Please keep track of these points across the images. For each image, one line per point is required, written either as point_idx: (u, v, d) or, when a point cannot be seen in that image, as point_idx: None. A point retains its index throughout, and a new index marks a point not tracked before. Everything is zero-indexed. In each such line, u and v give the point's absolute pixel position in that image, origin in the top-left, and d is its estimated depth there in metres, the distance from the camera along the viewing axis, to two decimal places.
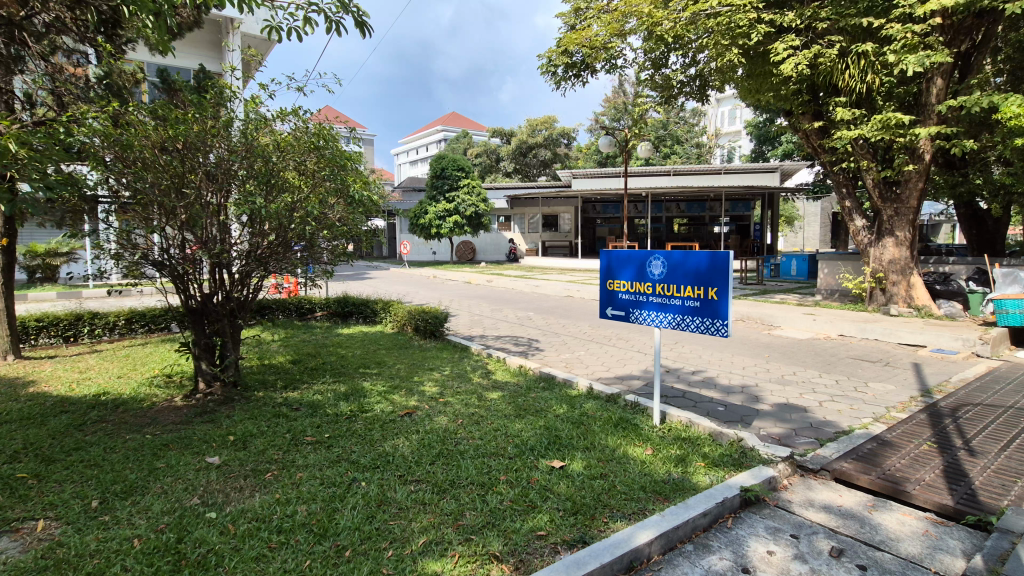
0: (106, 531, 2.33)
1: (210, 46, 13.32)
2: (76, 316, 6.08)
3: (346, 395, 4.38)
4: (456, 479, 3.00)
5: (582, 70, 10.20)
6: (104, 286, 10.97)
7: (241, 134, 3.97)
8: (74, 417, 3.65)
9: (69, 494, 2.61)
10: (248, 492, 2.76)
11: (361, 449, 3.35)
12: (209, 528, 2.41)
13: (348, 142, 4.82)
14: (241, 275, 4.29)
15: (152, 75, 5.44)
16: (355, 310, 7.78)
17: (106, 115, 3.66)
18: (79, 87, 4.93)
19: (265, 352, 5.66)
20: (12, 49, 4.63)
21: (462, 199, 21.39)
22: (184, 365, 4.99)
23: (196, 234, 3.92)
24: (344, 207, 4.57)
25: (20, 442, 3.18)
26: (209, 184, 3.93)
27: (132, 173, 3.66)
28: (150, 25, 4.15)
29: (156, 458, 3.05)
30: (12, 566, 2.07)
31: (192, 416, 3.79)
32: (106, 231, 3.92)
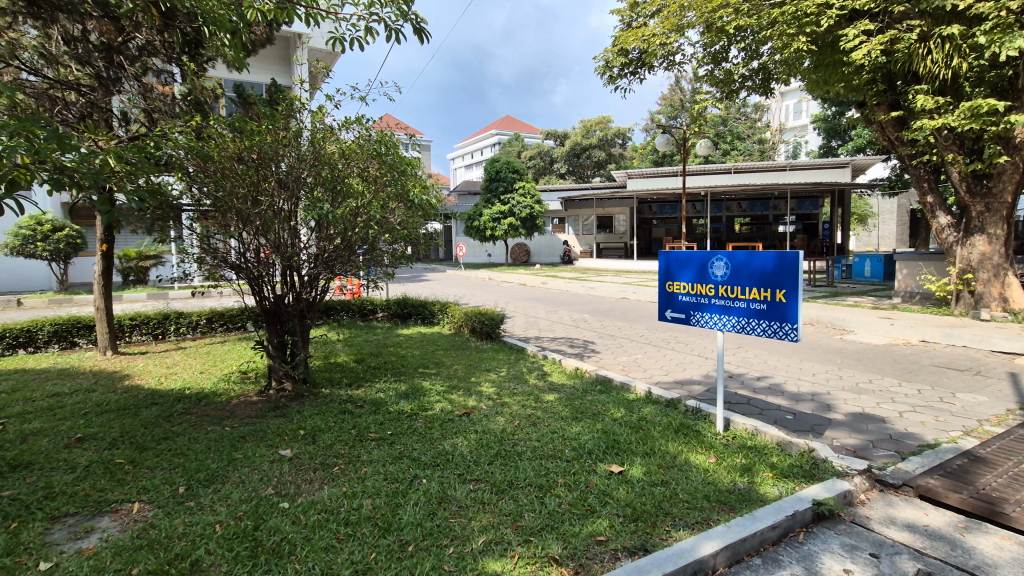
0: (191, 516, 2.50)
1: (280, 61, 14.12)
2: (164, 315, 6.58)
3: (407, 394, 4.50)
4: (515, 480, 3.01)
5: (639, 67, 10.02)
6: (187, 288, 11.84)
7: (310, 142, 4.19)
8: (163, 409, 3.96)
9: (160, 480, 2.82)
10: (317, 485, 2.88)
11: (422, 446, 3.43)
12: (282, 518, 2.53)
13: (408, 147, 4.97)
14: (310, 277, 4.50)
15: (231, 91, 5.85)
16: (414, 311, 7.98)
17: (190, 129, 3.94)
18: (168, 104, 5.34)
19: (330, 351, 5.91)
20: (112, 72, 5.09)
21: (517, 201, 21.49)
22: (258, 362, 5.29)
23: (269, 239, 4.14)
24: (404, 212, 4.68)
25: (117, 431, 3.47)
26: (282, 192, 4.15)
27: (213, 183, 3.92)
28: (228, 44, 4.45)
29: (235, 450, 3.24)
30: (113, 544, 2.26)
31: (265, 411, 4.01)
32: (191, 237, 4.23)
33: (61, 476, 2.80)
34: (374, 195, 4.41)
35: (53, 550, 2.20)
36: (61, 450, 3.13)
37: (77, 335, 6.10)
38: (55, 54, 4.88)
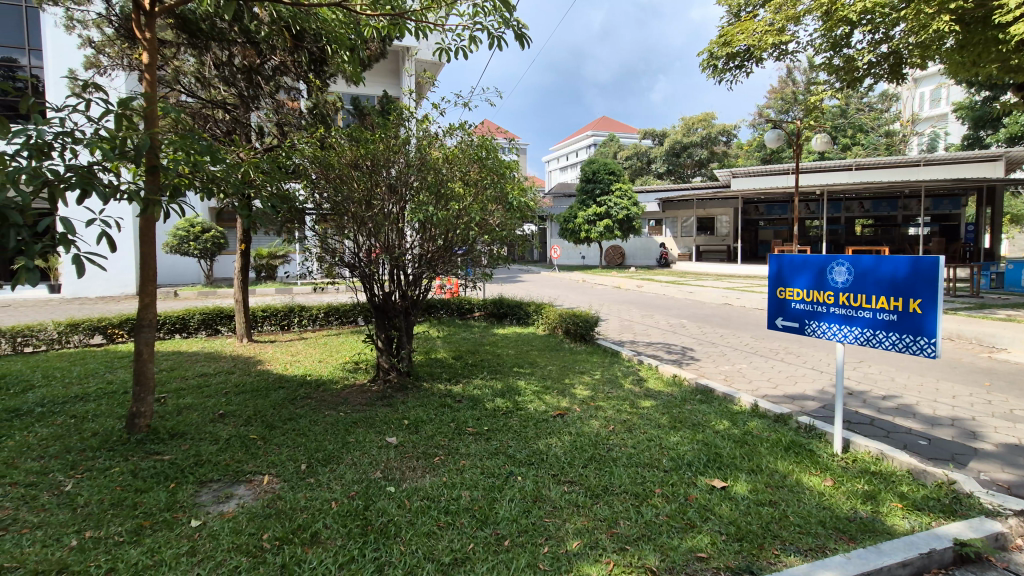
0: (311, 491, 2.74)
1: (390, 74, 15.11)
2: (289, 308, 7.28)
3: (502, 392, 4.60)
4: (609, 485, 2.96)
5: (747, 60, 9.39)
6: (308, 284, 13.02)
7: (417, 149, 4.43)
8: (288, 392, 4.39)
9: (286, 457, 3.12)
10: (420, 473, 3.04)
11: (517, 444, 3.49)
12: (389, 501, 2.70)
13: (507, 151, 5.09)
14: (414, 276, 4.75)
15: (349, 104, 6.34)
16: (510, 311, 8.14)
17: (314, 140, 4.32)
18: (296, 118, 5.90)
19: (431, 347, 6.21)
20: (251, 91, 5.75)
21: (612, 203, 21.10)
22: (367, 354, 5.69)
23: (380, 240, 4.44)
24: (503, 214, 4.78)
25: (252, 410, 3.90)
26: (391, 196, 4.42)
27: (333, 188, 4.27)
28: (347, 60, 4.84)
29: (348, 434, 3.52)
30: (247, 510, 2.53)
31: (374, 400, 4.30)
32: (313, 237, 4.65)
33: (207, 446, 3.20)
34: (475, 198, 4.55)
35: (202, 510, 2.52)
36: (208, 424, 3.58)
37: (220, 324, 6.94)
38: (208, 77, 5.59)
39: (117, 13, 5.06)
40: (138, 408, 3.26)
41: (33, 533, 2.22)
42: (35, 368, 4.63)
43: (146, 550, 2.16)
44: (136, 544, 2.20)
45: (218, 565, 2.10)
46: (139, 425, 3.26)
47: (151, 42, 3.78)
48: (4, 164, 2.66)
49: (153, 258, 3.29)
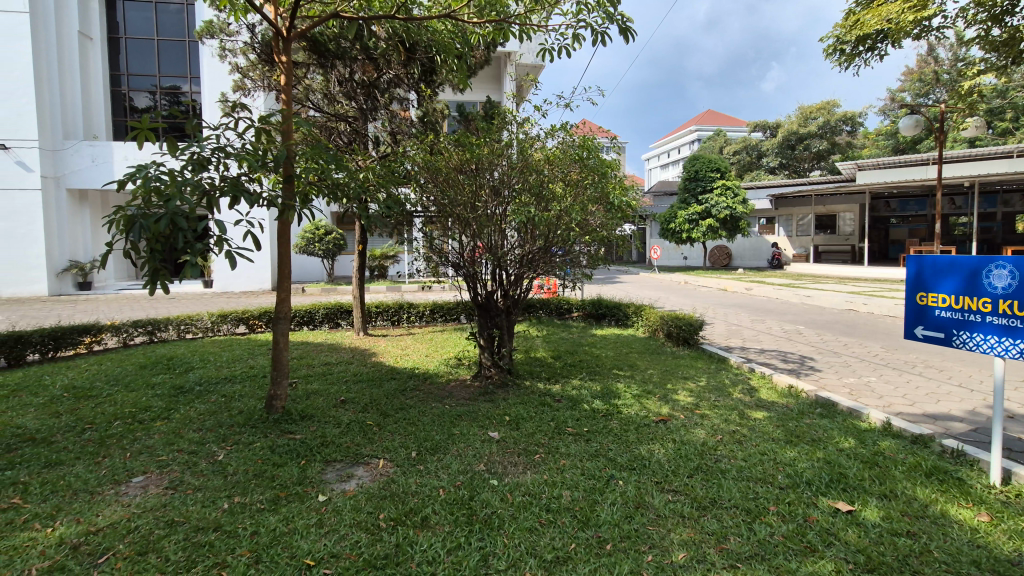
0: (421, 478, 2.91)
1: (492, 80, 15.55)
2: (400, 304, 7.75)
3: (601, 394, 4.54)
4: (718, 498, 2.81)
5: (879, 42, 8.44)
6: (415, 282, 13.77)
7: (519, 151, 4.51)
8: (399, 383, 4.69)
9: (398, 444, 3.33)
10: (522, 469, 3.10)
11: (617, 447, 3.43)
12: (493, 493, 2.78)
13: (607, 150, 5.04)
14: (515, 276, 4.84)
15: (455, 110, 6.62)
16: (608, 312, 8.03)
17: (423, 146, 4.55)
18: (408, 125, 6.28)
19: (530, 346, 6.31)
20: (370, 104, 6.23)
21: (715, 201, 19.89)
22: (470, 350, 5.91)
23: (483, 240, 4.58)
24: (603, 214, 4.74)
25: (369, 398, 4.22)
26: (493, 198, 4.54)
27: (440, 191, 4.47)
28: (455, 68, 5.05)
29: (454, 426, 3.68)
30: (365, 490, 2.74)
31: (476, 395, 4.45)
32: (422, 238, 4.92)
33: (331, 429, 3.50)
34: (575, 198, 4.53)
35: (327, 487, 2.76)
36: (332, 408, 3.93)
37: (340, 318, 7.58)
38: (332, 93, 6.13)
39: (259, 41, 5.70)
40: (275, 391, 3.65)
41: (195, 494, 2.58)
42: (195, 352, 5.37)
43: (282, 519, 2.41)
44: (274, 512, 2.47)
45: (342, 538, 2.30)
46: (276, 406, 3.65)
47: (286, 64, 4.22)
48: (174, 177, 3.11)
49: (288, 257, 3.67)
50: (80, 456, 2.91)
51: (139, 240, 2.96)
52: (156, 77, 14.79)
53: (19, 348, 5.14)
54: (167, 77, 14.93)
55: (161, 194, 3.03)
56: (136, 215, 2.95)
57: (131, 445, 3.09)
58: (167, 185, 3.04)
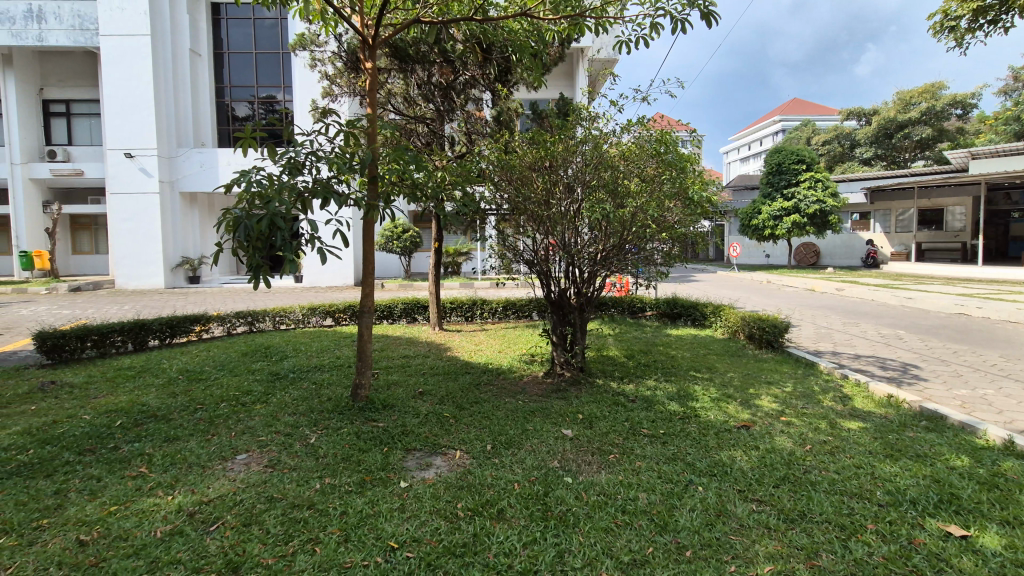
0: (497, 471, 2.96)
1: (564, 76, 15.47)
2: (473, 300, 7.92)
3: (677, 395, 4.41)
4: (808, 511, 2.64)
5: (1001, 14, 7.49)
6: (487, 279, 13.99)
7: (594, 149, 4.44)
8: (473, 377, 4.81)
9: (474, 436, 3.41)
10: (596, 468, 3.07)
11: (696, 452, 3.31)
12: (568, 491, 2.77)
13: (686, 144, 4.86)
14: (589, 274, 4.79)
15: (528, 108, 6.65)
16: (684, 311, 7.75)
17: (498, 145, 4.60)
18: (483, 125, 6.37)
19: (603, 344, 6.22)
20: (447, 105, 6.38)
21: (802, 195, 18.62)
22: (543, 347, 5.93)
23: (556, 237, 4.58)
24: (681, 210, 4.59)
25: (445, 391, 4.36)
26: (567, 195, 4.51)
27: (514, 189, 4.50)
28: (529, 66, 5.06)
29: (527, 421, 3.71)
30: (444, 479, 2.83)
31: (549, 392, 4.46)
32: (496, 236, 4.99)
33: (411, 418, 3.64)
34: (651, 194, 4.41)
35: (408, 474, 2.88)
36: (411, 399, 4.08)
37: (417, 313, 7.85)
38: (412, 97, 6.35)
39: (346, 49, 6.02)
40: (360, 379, 3.85)
41: (291, 473, 2.78)
42: (288, 342, 5.78)
43: (367, 501, 2.55)
44: (361, 494, 2.61)
45: (423, 524, 2.39)
46: (360, 395, 3.85)
47: (371, 71, 4.42)
48: (273, 180, 3.35)
49: (372, 254, 3.85)
50: (194, 432, 3.22)
51: (244, 239, 3.22)
52: (254, 87, 15.89)
53: (142, 334, 5.76)
54: (263, 87, 15.96)
55: (262, 196, 3.27)
56: (240, 217, 3.21)
57: (236, 425, 3.38)
58: (266, 188, 3.28)
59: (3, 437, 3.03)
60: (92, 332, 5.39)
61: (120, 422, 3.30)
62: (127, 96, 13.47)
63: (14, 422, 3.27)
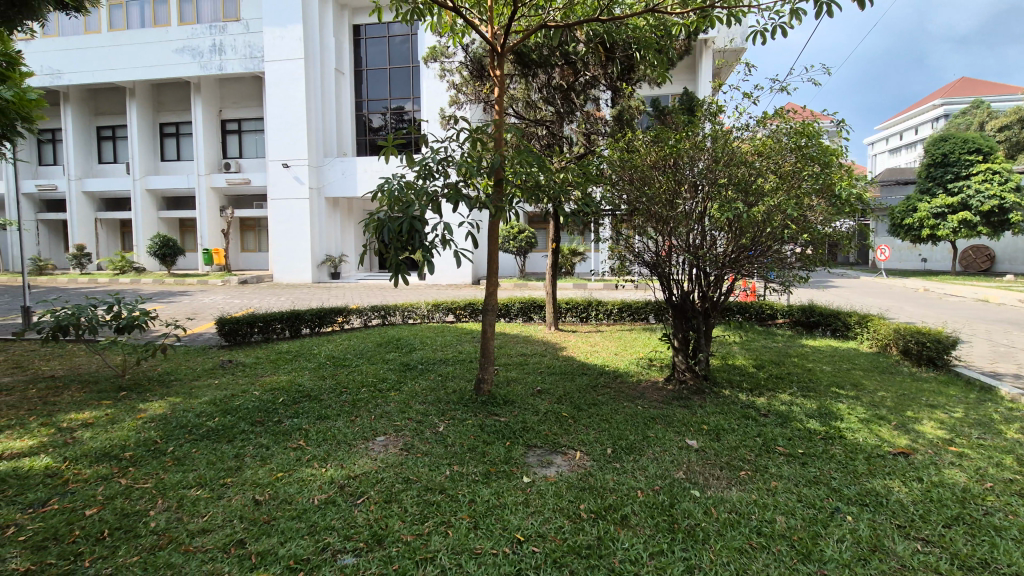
0: (618, 476, 2.90)
1: (687, 70, 14.82)
2: (589, 301, 7.86)
3: (817, 413, 4.00)
4: (991, 559, 2.25)
5: None
6: (601, 281, 13.81)
7: (724, 144, 4.18)
8: (590, 378, 4.78)
9: (593, 438, 3.39)
10: (725, 483, 2.89)
11: (842, 477, 2.98)
12: (695, 505, 2.64)
13: (829, 136, 4.43)
14: (716, 277, 4.49)
15: (651, 106, 6.49)
16: (823, 320, 7.02)
17: (620, 144, 4.51)
18: (603, 124, 6.31)
19: (728, 352, 5.85)
20: (568, 107, 6.42)
21: (974, 190, 15.97)
22: (662, 352, 5.72)
23: (680, 239, 4.37)
24: (826, 208, 4.18)
25: (563, 390, 4.38)
26: (692, 194, 4.28)
27: (636, 188, 4.37)
28: (655, 63, 4.91)
29: (648, 428, 3.61)
30: (566, 478, 2.85)
31: (670, 399, 4.30)
32: (613, 237, 4.90)
33: (531, 415, 3.72)
34: (788, 192, 4.06)
35: (531, 469, 2.94)
36: (531, 396, 4.17)
37: (533, 312, 7.96)
38: (533, 101, 6.46)
39: (473, 58, 6.30)
40: (484, 374, 4.01)
41: (424, 457, 2.98)
42: (416, 335, 6.19)
43: (494, 492, 2.64)
44: (487, 484, 2.71)
45: (547, 520, 2.42)
46: (483, 389, 4.00)
47: (500, 78, 4.55)
48: (412, 186, 3.60)
49: (496, 255, 3.97)
50: (341, 413, 3.57)
51: (386, 240, 3.47)
52: (388, 99, 17.10)
53: (297, 322, 6.50)
54: (396, 99, 17.08)
55: (403, 201, 3.52)
56: (384, 220, 3.48)
57: (375, 409, 3.69)
58: (406, 193, 3.53)
59: (196, 404, 3.61)
60: (258, 319, 6.19)
61: (282, 399, 3.76)
62: (283, 114, 15.34)
63: (203, 393, 3.88)
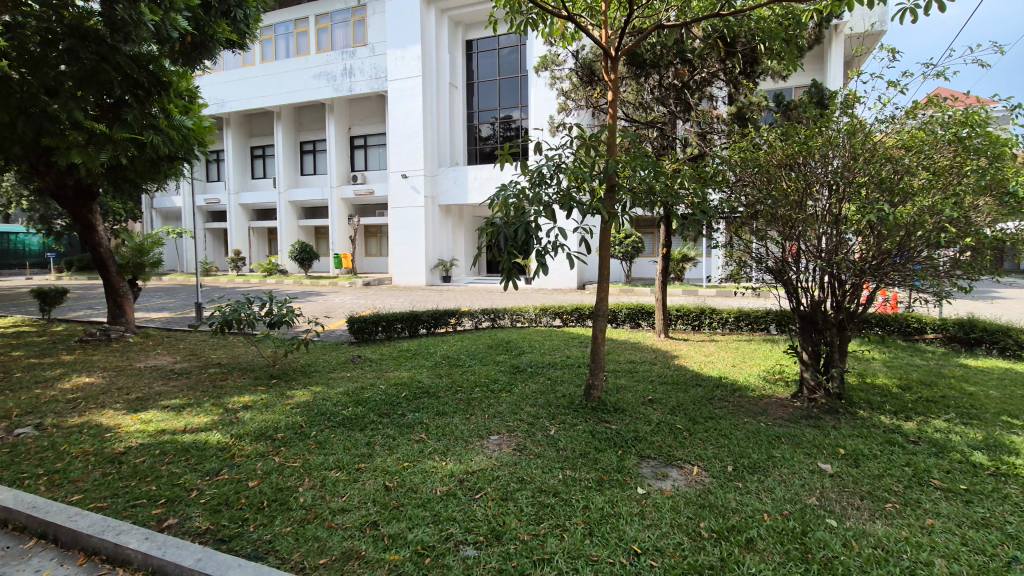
0: (741, 496, 2.73)
1: (815, 59, 13.62)
2: (701, 309, 7.49)
3: (985, 444, 3.45)
4: None
5: None
6: (715, 288, 13.06)
7: (864, 139, 3.78)
8: (706, 390, 4.54)
9: (711, 454, 3.22)
10: (867, 515, 2.60)
11: (1020, 522, 2.54)
12: (832, 535, 2.40)
13: (998, 123, 3.83)
14: (854, 286, 4.04)
15: (774, 102, 6.06)
16: (988, 337, 6.05)
17: (741, 143, 4.24)
18: (721, 122, 5.98)
19: (866, 369, 5.25)
20: (682, 107, 6.19)
21: None
22: (787, 366, 5.28)
23: (810, 243, 4.00)
24: (995, 207, 3.60)
25: (676, 400, 4.22)
26: (827, 195, 3.90)
27: (759, 189, 4.07)
28: (782, 55, 4.57)
29: (773, 447, 3.35)
30: (683, 494, 2.73)
31: (798, 417, 3.96)
32: (731, 241, 4.61)
33: (643, 425, 3.62)
34: (945, 190, 3.57)
35: (646, 481, 2.87)
36: (642, 405, 4.06)
37: (641, 318, 7.75)
38: (645, 102, 6.32)
39: (582, 64, 6.32)
40: (594, 380, 3.98)
41: (537, 459, 3.02)
42: (525, 339, 6.30)
43: (607, 500, 2.61)
44: (601, 492, 2.69)
45: (665, 535, 2.34)
46: (594, 395, 3.98)
47: (613, 82, 4.48)
48: (526, 193, 3.66)
49: (608, 261, 3.93)
50: (457, 410, 3.75)
51: (501, 245, 3.56)
52: (496, 109, 17.26)
53: (414, 322, 6.93)
54: (505, 108, 17.21)
55: (518, 207, 3.61)
56: (499, 227, 3.58)
57: (488, 409, 3.83)
58: (519, 200, 3.61)
59: (333, 394, 4.00)
60: (382, 319, 6.70)
61: (405, 394, 4.03)
62: (402, 128, 16.49)
63: (338, 384, 4.28)
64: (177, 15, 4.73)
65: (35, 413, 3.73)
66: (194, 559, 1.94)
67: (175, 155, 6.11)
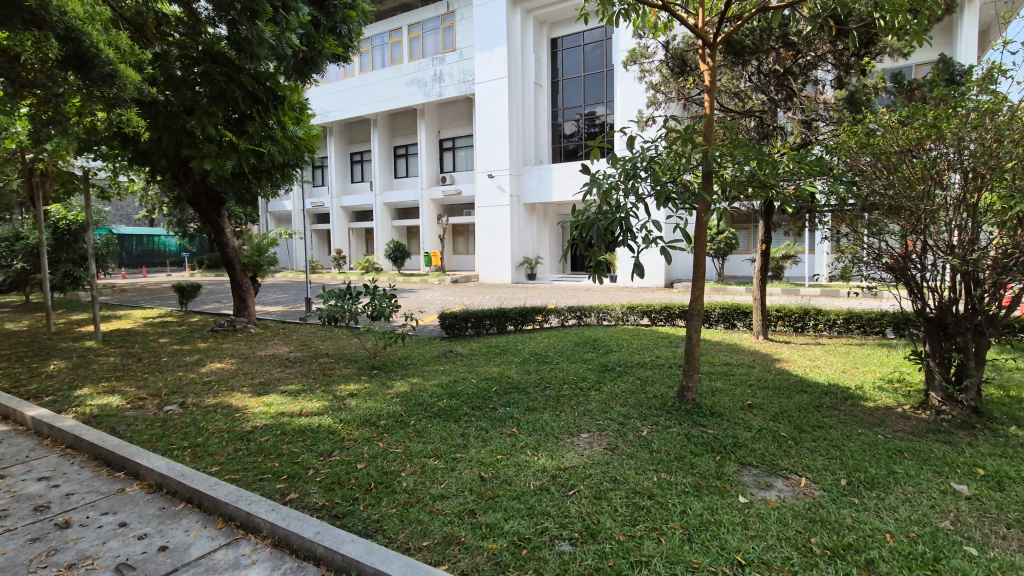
0: (858, 513, 2.51)
1: (942, 31, 12.20)
2: (805, 310, 6.96)
3: None
4: None
5: None
6: (820, 287, 12.05)
7: (1012, 118, 3.31)
8: (812, 397, 4.22)
9: (821, 465, 2.99)
10: (1016, 546, 2.28)
11: None
12: (971, 564, 2.14)
13: None
14: (994, 286, 3.57)
15: (893, 82, 5.48)
16: None
17: (855, 129, 3.86)
18: (830, 107, 5.51)
19: (1009, 380, 4.62)
20: (785, 93, 5.78)
21: None
22: (908, 373, 4.78)
23: (938, 238, 3.57)
24: None
25: (778, 406, 3.96)
26: (961, 183, 3.47)
27: (874, 178, 3.69)
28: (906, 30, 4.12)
29: (894, 462, 3.05)
30: (790, 506, 2.56)
31: (923, 431, 3.57)
32: (841, 236, 4.25)
33: (743, 431, 3.44)
34: None
35: (748, 490, 2.72)
36: (740, 410, 3.86)
37: (737, 319, 7.35)
38: (743, 91, 5.98)
39: (674, 54, 6.10)
40: (688, 382, 3.84)
41: (629, 460, 2.97)
42: (612, 338, 6.20)
43: (706, 507, 2.51)
44: (699, 498, 2.59)
45: (771, 548, 2.21)
46: (687, 397, 3.84)
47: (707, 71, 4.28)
48: (618, 188, 3.58)
49: (704, 258, 3.76)
50: (547, 406, 3.78)
51: (595, 244, 3.53)
52: (581, 106, 17.04)
53: (501, 319, 7.07)
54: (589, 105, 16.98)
55: (609, 203, 3.55)
56: (592, 224, 3.54)
57: (578, 406, 3.83)
58: (611, 196, 3.54)
59: (428, 386, 4.18)
60: (471, 315, 6.90)
61: (495, 389, 4.13)
62: (488, 129, 16.87)
63: (433, 377, 4.47)
64: (291, 33, 5.16)
65: (179, 392, 4.25)
66: (313, 532, 2.12)
67: (288, 162, 6.68)
